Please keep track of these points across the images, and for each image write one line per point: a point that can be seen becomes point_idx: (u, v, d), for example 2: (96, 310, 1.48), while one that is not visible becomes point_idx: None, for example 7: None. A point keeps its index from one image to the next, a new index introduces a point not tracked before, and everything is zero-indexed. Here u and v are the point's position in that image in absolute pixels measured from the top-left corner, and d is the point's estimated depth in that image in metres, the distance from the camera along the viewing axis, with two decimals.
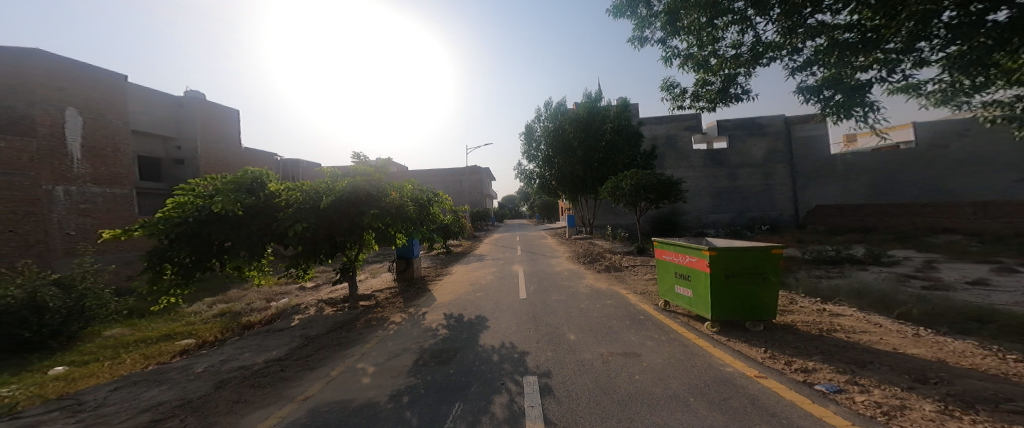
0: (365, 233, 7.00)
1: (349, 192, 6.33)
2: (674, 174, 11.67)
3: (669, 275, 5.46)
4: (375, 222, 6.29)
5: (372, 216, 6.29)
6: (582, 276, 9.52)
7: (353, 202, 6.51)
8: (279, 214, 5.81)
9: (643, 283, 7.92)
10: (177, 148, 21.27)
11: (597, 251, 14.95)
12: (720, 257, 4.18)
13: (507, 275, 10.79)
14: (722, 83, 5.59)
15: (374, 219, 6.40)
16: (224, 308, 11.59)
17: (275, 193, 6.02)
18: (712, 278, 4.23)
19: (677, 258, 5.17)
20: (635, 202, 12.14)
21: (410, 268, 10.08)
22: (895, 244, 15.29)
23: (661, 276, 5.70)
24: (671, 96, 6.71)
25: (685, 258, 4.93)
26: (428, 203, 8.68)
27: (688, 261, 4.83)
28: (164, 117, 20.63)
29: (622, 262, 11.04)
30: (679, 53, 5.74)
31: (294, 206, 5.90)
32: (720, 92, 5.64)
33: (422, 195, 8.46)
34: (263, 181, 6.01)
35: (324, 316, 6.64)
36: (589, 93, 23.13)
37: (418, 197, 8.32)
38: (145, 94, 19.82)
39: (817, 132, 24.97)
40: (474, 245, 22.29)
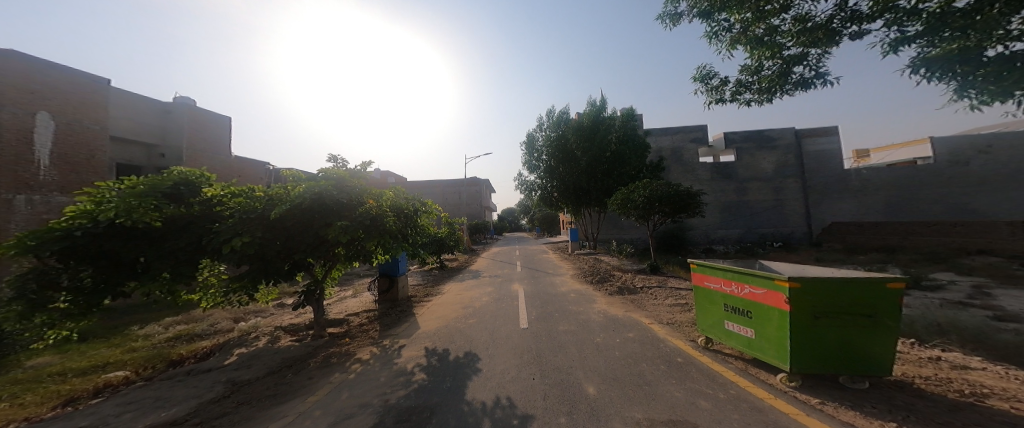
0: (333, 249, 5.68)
1: (311, 199, 5.04)
2: (692, 186, 10.52)
3: (715, 309, 4.08)
4: (343, 237, 4.99)
5: (339, 229, 4.98)
6: (592, 299, 8.20)
7: (315, 213, 5.22)
8: (214, 226, 4.53)
9: (666, 310, 6.62)
10: (160, 155, 20.16)
11: (604, 268, 13.65)
12: (810, 296, 2.76)
13: (505, 296, 9.46)
14: (782, 66, 4.51)
15: (343, 233, 5.09)
16: (183, 331, 10.23)
17: (213, 200, 4.77)
18: (795, 326, 2.82)
19: (729, 288, 3.80)
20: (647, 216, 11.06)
21: (394, 288, 8.80)
22: (928, 265, 14.07)
23: (702, 309, 4.37)
24: (706, 87, 5.66)
25: (743, 289, 3.54)
26: (413, 215, 7.42)
27: (747, 292, 3.50)
28: (148, 123, 19.70)
29: (636, 283, 9.76)
30: (728, 29, 4.67)
31: (235, 216, 4.63)
32: (780, 77, 4.54)
33: (406, 204, 7.21)
34: (196, 186, 4.79)
35: (274, 351, 5.29)
36: (593, 101, 22.43)
37: (401, 208, 7.09)
38: (129, 98, 18.92)
39: (829, 146, 24.21)
40: (470, 259, 21.01)
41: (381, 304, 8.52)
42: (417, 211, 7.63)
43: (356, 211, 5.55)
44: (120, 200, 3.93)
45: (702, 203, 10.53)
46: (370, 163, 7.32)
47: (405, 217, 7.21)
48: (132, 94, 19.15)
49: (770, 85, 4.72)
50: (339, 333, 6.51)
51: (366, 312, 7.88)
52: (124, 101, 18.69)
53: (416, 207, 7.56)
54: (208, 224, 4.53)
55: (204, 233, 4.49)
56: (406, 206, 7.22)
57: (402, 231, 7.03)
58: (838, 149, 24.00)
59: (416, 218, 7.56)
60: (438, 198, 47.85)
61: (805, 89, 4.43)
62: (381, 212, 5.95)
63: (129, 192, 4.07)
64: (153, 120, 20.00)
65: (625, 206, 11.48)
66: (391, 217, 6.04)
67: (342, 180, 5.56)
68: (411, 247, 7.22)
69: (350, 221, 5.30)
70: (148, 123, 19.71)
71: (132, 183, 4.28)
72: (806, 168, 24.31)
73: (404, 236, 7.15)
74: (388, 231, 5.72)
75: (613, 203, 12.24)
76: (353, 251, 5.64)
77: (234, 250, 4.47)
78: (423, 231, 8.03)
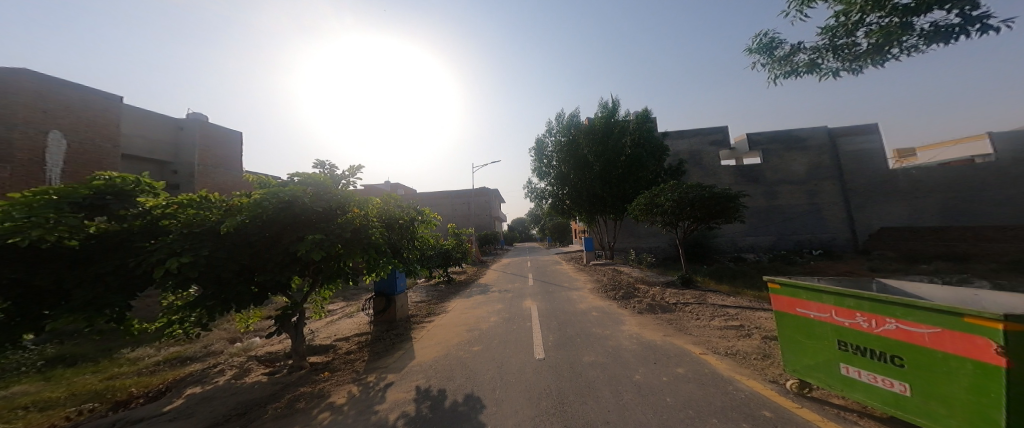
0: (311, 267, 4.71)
1: (276, 209, 4.11)
2: (726, 187, 9.22)
3: (819, 350, 2.84)
4: (315, 255, 4.01)
5: (310, 243, 4.02)
6: (620, 319, 6.98)
7: (283, 224, 4.28)
8: (150, 244, 3.60)
9: (717, 335, 5.33)
10: (172, 172, 20.31)
11: (627, 281, 12.35)
12: None
13: (518, 315, 8.32)
14: (906, 11, 3.51)
15: (316, 249, 4.11)
16: (172, 352, 9.53)
17: (155, 213, 3.89)
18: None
19: (848, 321, 2.57)
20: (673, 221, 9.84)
21: (391, 307, 7.79)
22: (1013, 276, 12.12)
23: (799, 349, 3.09)
24: (770, 60, 4.54)
25: (881, 326, 2.33)
26: (407, 227, 6.46)
27: (890, 332, 2.29)
28: (161, 141, 19.90)
29: (667, 298, 8.45)
30: None
31: (177, 231, 3.69)
32: (904, 26, 3.53)
33: (399, 213, 6.29)
34: (132, 195, 3.92)
35: (233, 391, 4.28)
36: (606, 104, 21.45)
37: (393, 219, 6.14)
38: (143, 117, 19.23)
39: (867, 145, 22.37)
40: (479, 272, 19.95)
41: (375, 326, 7.50)
42: (413, 222, 6.67)
43: (333, 223, 4.59)
44: (19, 217, 3.03)
45: (743, 207, 9.09)
46: (360, 167, 6.51)
47: (398, 229, 6.26)
48: (145, 112, 19.42)
49: (880, 41, 3.68)
50: (322, 362, 5.45)
51: (358, 336, 6.85)
52: (138, 120, 18.98)
53: (410, 217, 6.58)
54: (142, 243, 3.60)
55: (137, 252, 3.56)
56: (398, 216, 6.26)
57: (394, 245, 6.04)
58: (877, 147, 22.15)
59: (411, 230, 6.61)
60: (448, 209, 47.30)
61: (943, 39, 3.37)
62: (365, 223, 5.00)
63: (29, 205, 3.18)
64: (166, 137, 20.22)
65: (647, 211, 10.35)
66: (377, 229, 5.08)
67: (318, 186, 4.67)
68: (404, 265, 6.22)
69: (325, 234, 4.33)
70: (161, 141, 19.92)
71: (41, 193, 3.37)
72: (843, 169, 22.44)
73: (396, 251, 6.16)
74: (373, 245, 4.74)
75: (633, 207, 11.15)
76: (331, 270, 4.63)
77: (171, 274, 3.52)
78: (420, 245, 7.04)
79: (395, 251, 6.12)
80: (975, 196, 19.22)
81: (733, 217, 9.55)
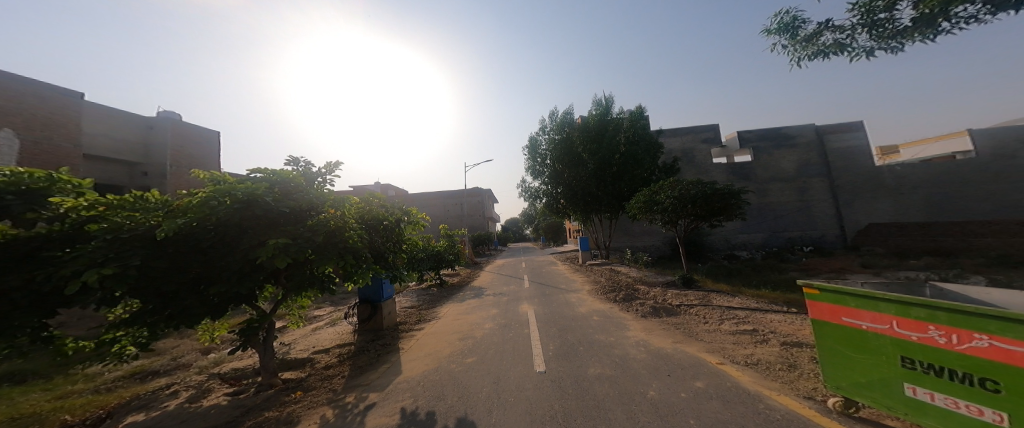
0: (277, 276, 4.08)
1: (228, 210, 3.53)
2: (730, 183, 8.85)
3: (880, 369, 2.35)
4: (279, 262, 3.46)
5: (273, 249, 3.46)
6: (624, 323, 6.56)
7: (240, 227, 3.70)
8: (64, 253, 2.95)
9: (731, 342, 4.93)
10: (143, 174, 19.16)
11: (626, 281, 11.98)
12: None
13: (515, 321, 7.82)
14: None
15: (279, 256, 3.55)
16: (136, 366, 8.74)
17: (76, 216, 3.23)
18: None
19: (921, 336, 2.09)
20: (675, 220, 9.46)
21: (377, 315, 7.20)
22: (1002, 270, 12.24)
23: (839, 364, 2.66)
24: (794, 40, 4.30)
25: (969, 343, 1.84)
26: (391, 229, 5.90)
27: (980, 350, 1.80)
28: (130, 141, 18.78)
29: (670, 300, 8.09)
30: None
31: (100, 237, 3.05)
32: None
33: (382, 213, 5.69)
34: (49, 194, 3.25)
35: (183, 418, 3.63)
36: (598, 101, 21.15)
37: (375, 221, 5.59)
38: (109, 115, 18.12)
39: (855, 142, 22.66)
40: (473, 274, 19.39)
41: (360, 336, 6.90)
42: (398, 224, 6.10)
43: (301, 225, 4.02)
44: None
45: (749, 203, 8.70)
46: (339, 164, 5.92)
47: (379, 231, 5.70)
48: (111, 109, 18.27)
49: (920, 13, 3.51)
50: (296, 378, 4.85)
51: (341, 346, 6.25)
52: (103, 118, 17.86)
53: (395, 219, 6.00)
54: (55, 252, 2.95)
55: (48, 263, 2.90)
56: (380, 218, 5.67)
57: (375, 249, 5.49)
58: (864, 145, 22.45)
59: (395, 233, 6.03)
60: (439, 209, 46.47)
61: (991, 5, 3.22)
62: (341, 225, 4.44)
63: None
64: (135, 137, 19.08)
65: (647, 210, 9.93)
66: (354, 232, 4.53)
67: (282, 183, 4.10)
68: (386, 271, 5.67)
69: (291, 238, 3.75)
70: (130, 141, 18.78)
71: None
72: (832, 166, 22.67)
73: (377, 255, 5.60)
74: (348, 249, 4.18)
75: (632, 206, 10.76)
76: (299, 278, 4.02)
77: (91, 289, 2.87)
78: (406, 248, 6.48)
79: (376, 255, 5.54)
80: (962, 192, 19.51)
81: (738, 214, 9.17)
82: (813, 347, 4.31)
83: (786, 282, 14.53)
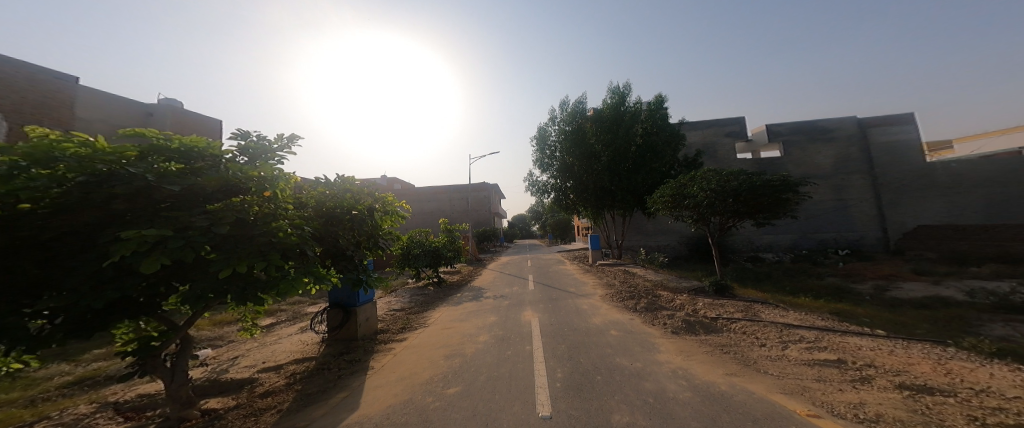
0: (171, 284, 2.64)
1: (70, 187, 2.23)
2: (785, 172, 7.27)
3: None
4: (146, 267, 2.03)
5: (132, 245, 2.05)
6: (653, 344, 5.17)
7: (100, 211, 2.26)
8: None
9: (822, 382, 3.44)
10: None
11: (645, 286, 10.53)
12: None
13: (515, 333, 6.50)
14: None
15: (149, 256, 2.14)
16: (91, 368, 7.71)
17: None
18: None
19: None
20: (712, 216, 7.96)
21: (349, 323, 5.99)
22: None
23: None
24: None
25: None
26: (354, 218, 4.58)
27: None
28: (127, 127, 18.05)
29: (707, 312, 6.66)
30: None
31: None
32: None
33: (346, 202, 4.42)
34: None
35: None
36: (616, 88, 19.51)
37: (332, 209, 4.31)
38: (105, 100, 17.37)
39: (900, 137, 20.64)
40: (475, 271, 18.22)
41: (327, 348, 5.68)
42: (366, 213, 4.78)
43: (196, 210, 2.54)
44: None
45: (811, 200, 7.07)
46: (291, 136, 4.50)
47: (339, 221, 4.36)
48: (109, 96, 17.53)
49: None
50: (221, 411, 3.61)
51: (297, 363, 5.04)
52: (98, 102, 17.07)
53: (361, 205, 4.70)
54: None
55: None
56: (339, 204, 4.35)
57: (331, 243, 4.13)
58: (912, 139, 20.42)
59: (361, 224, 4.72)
60: (445, 204, 45.42)
61: None
62: (269, 211, 3.01)
63: None
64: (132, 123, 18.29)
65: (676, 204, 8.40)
66: (291, 222, 3.11)
67: (190, 159, 2.90)
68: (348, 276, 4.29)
69: (176, 228, 2.33)
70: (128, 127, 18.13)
71: None
72: (874, 162, 20.69)
73: (336, 251, 4.25)
74: (279, 245, 2.74)
75: (657, 198, 9.28)
76: (199, 289, 2.46)
77: None
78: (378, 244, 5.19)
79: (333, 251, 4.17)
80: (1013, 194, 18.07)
81: (791, 211, 7.58)
82: (958, 399, 2.84)
83: (826, 289, 12.91)
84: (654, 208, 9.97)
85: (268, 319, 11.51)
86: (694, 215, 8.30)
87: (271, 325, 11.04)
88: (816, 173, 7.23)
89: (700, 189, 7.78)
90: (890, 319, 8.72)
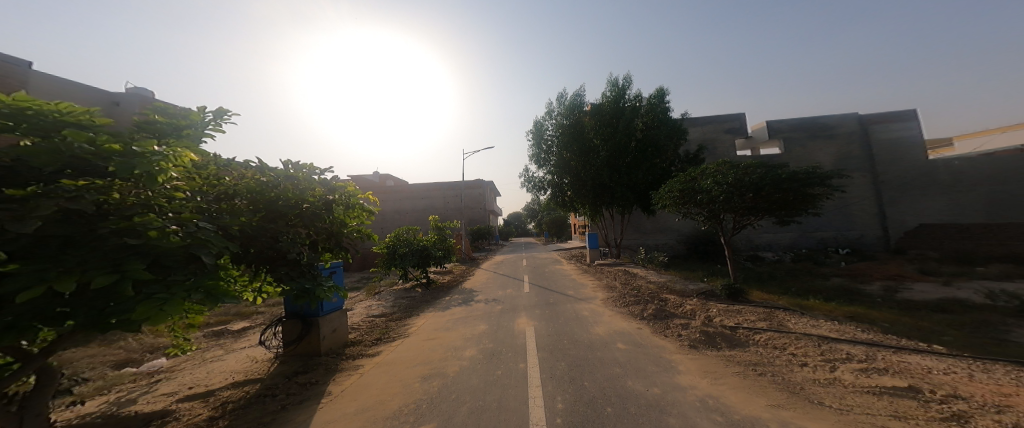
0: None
1: None
2: (811, 164, 6.51)
3: None
4: None
5: None
6: (670, 364, 4.35)
7: None
8: None
9: (906, 420, 2.62)
10: None
11: (649, 288, 9.76)
12: None
13: (507, 347, 5.63)
14: None
15: None
16: None
17: None
18: None
19: None
20: (726, 212, 7.20)
21: (309, 335, 5.08)
22: None
23: None
24: None
25: None
26: (303, 212, 3.71)
27: None
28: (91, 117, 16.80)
29: (724, 321, 5.88)
30: None
31: None
32: None
33: (289, 193, 3.56)
34: None
35: None
36: (615, 80, 18.75)
37: (271, 202, 3.44)
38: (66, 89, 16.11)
39: (901, 134, 20.30)
40: (466, 271, 17.36)
41: (279, 367, 4.76)
42: (319, 206, 3.89)
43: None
44: None
45: (841, 194, 6.33)
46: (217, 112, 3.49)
47: (279, 217, 3.50)
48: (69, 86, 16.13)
49: None
50: None
51: (234, 389, 4.11)
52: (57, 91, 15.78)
53: (312, 197, 3.81)
54: None
55: None
56: (280, 196, 3.48)
57: (266, 244, 3.18)
58: (914, 136, 20.05)
59: (313, 221, 3.84)
60: (438, 201, 44.34)
61: None
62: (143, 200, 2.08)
63: None
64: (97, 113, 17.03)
65: (686, 199, 7.61)
66: (175, 216, 2.16)
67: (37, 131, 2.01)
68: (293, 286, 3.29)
69: None
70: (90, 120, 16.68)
71: None
72: (875, 160, 20.31)
73: (275, 254, 3.30)
74: (140, 250, 1.86)
75: (664, 193, 8.49)
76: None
77: None
78: (342, 245, 4.30)
79: (269, 255, 3.23)
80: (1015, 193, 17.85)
81: (816, 208, 6.82)
82: None
83: (835, 290, 12.33)
84: (661, 203, 9.16)
85: (237, 326, 10.51)
86: (707, 211, 7.53)
87: (241, 332, 10.06)
88: (847, 165, 6.47)
89: (715, 183, 7.00)
90: (914, 324, 8.09)
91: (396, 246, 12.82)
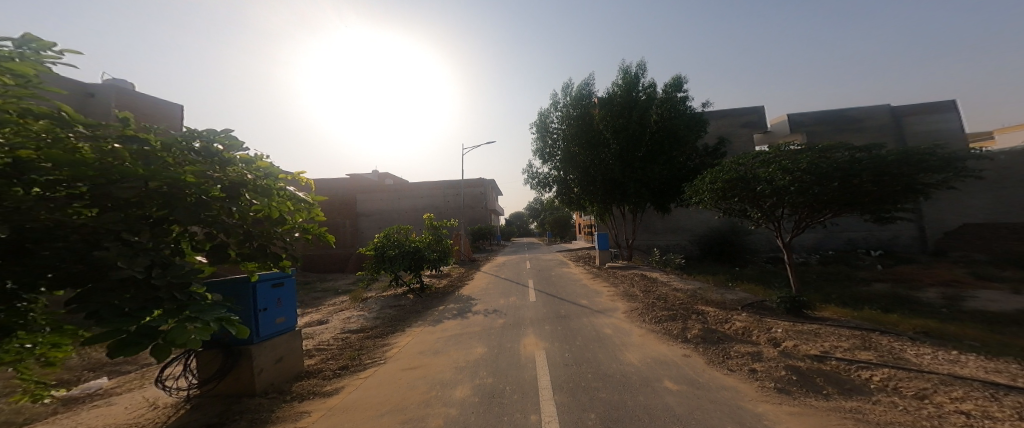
0: None
1: None
2: (902, 147, 5.61)
3: None
4: None
5: None
6: (760, 422, 2.85)
7: None
8: None
9: None
10: None
11: (679, 298, 8.23)
12: None
13: (512, 383, 4.17)
14: None
15: None
16: None
17: None
18: None
19: None
20: (795, 206, 6.30)
21: (237, 368, 3.58)
22: None
23: None
24: None
25: None
26: (174, 200, 2.06)
27: None
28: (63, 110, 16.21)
29: (805, 348, 4.36)
30: None
31: None
32: None
33: (138, 170, 1.94)
34: None
35: None
36: (628, 67, 17.36)
37: (102, 186, 1.80)
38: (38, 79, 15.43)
39: (937, 126, 18.82)
40: (465, 275, 15.95)
41: (182, 418, 3.23)
42: (209, 191, 2.28)
43: None
44: None
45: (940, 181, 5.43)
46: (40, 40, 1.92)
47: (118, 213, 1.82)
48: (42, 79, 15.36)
49: None
50: None
51: None
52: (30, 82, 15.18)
53: (192, 176, 2.19)
54: None
55: None
56: (108, 176, 1.83)
57: (60, 257, 1.49)
58: (952, 129, 18.54)
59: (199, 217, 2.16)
60: (439, 201, 43.03)
61: None
62: None
63: None
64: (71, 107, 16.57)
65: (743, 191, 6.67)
66: None
67: None
68: (109, 333, 1.38)
69: None
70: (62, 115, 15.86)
71: None
72: None
73: (95, 273, 1.56)
74: None
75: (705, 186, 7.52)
76: None
77: None
78: (268, 252, 2.73)
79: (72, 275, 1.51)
80: None
81: (907, 200, 5.88)
82: None
83: (885, 298, 10.82)
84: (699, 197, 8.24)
85: None
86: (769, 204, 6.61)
87: None
88: (944, 145, 5.53)
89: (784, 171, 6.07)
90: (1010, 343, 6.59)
91: (383, 248, 11.50)
